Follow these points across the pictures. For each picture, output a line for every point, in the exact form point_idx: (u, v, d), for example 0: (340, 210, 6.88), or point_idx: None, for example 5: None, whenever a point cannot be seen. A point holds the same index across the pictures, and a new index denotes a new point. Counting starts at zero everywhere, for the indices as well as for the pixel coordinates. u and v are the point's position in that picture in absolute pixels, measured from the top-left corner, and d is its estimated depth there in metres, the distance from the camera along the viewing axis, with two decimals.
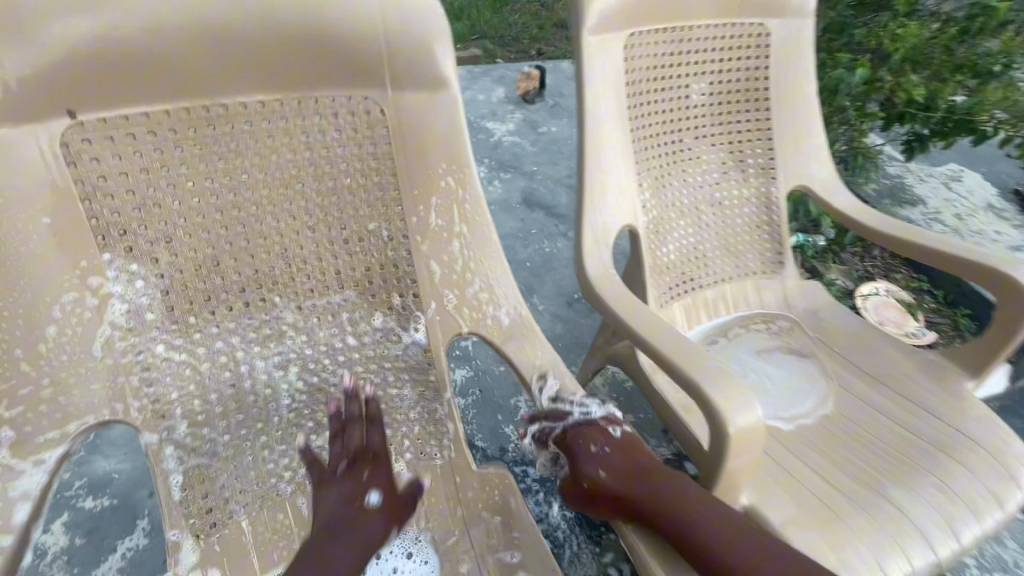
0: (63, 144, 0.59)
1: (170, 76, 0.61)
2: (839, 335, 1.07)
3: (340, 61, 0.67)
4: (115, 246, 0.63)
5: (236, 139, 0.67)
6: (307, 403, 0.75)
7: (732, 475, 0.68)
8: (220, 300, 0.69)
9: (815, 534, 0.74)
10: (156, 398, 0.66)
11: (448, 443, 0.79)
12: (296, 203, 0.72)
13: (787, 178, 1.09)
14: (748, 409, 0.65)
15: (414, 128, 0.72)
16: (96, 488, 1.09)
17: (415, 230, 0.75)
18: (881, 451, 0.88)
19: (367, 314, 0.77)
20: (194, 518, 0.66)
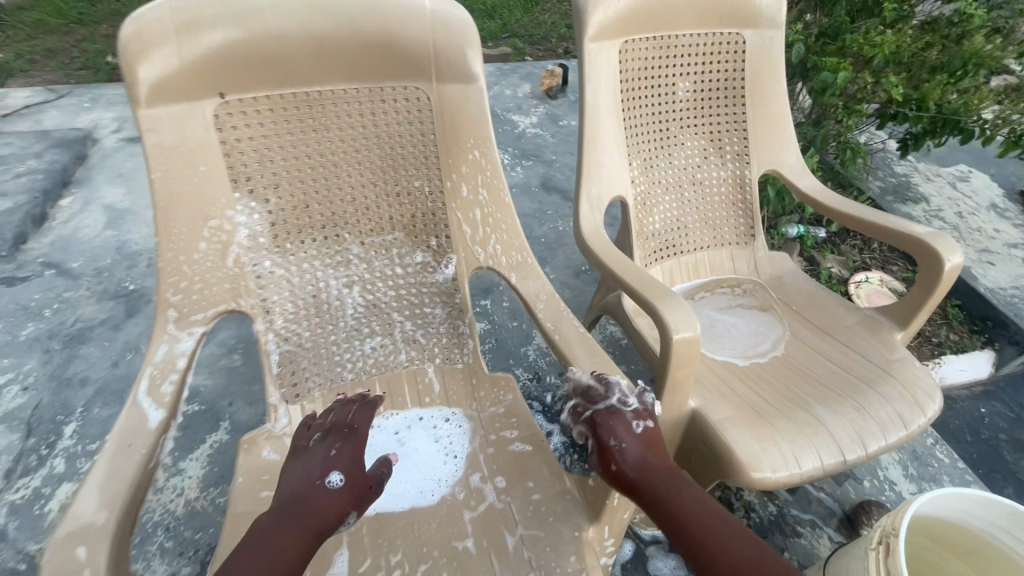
0: (214, 117, 0.84)
1: (286, 69, 0.87)
2: (797, 295, 1.28)
3: (401, 61, 0.92)
4: (242, 188, 0.89)
5: (325, 117, 0.93)
6: (365, 315, 1.02)
7: (677, 377, 0.90)
8: (309, 233, 0.97)
9: (747, 432, 0.93)
10: (263, 299, 0.92)
11: (467, 352, 1.05)
12: (364, 165, 0.99)
13: (759, 164, 1.29)
14: (689, 326, 0.87)
15: (452, 112, 0.97)
16: (188, 396, 1.37)
17: (450, 189, 1.00)
18: (817, 383, 1.07)
19: (410, 251, 1.04)
20: (285, 389, 0.94)
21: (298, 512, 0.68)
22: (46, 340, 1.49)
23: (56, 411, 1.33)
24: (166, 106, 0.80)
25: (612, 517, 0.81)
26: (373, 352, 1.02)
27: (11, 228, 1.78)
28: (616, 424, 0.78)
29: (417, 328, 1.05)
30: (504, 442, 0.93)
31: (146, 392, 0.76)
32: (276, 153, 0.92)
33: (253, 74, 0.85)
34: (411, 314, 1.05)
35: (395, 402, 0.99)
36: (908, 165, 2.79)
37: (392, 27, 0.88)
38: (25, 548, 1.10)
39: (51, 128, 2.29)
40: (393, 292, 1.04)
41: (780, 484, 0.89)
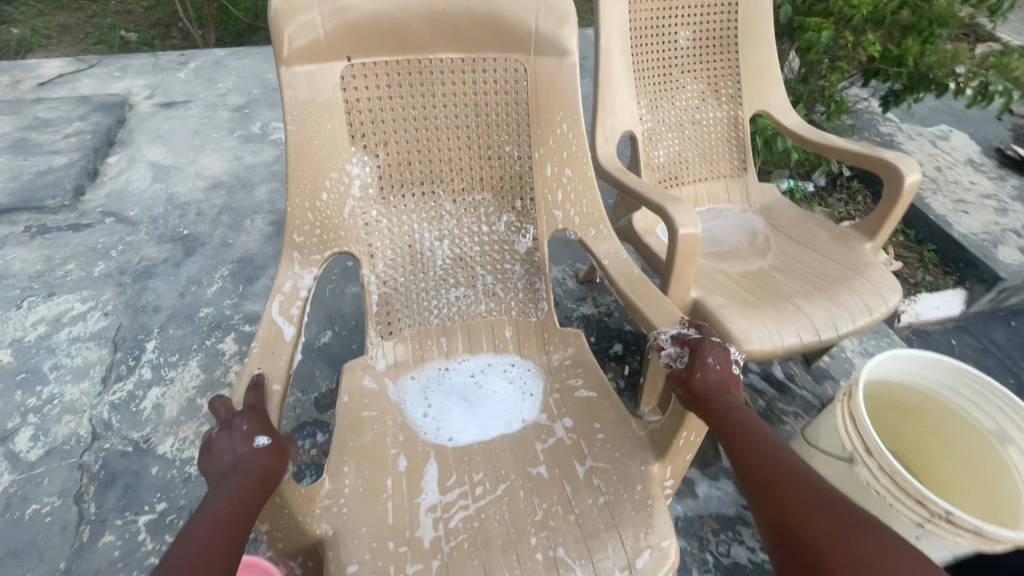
0: (342, 77, 1.06)
1: (407, 41, 1.07)
2: (783, 219, 1.47)
3: (504, 38, 1.11)
4: (358, 144, 1.10)
5: (431, 82, 1.13)
6: (452, 269, 1.20)
7: (682, 264, 1.08)
8: (410, 189, 1.17)
9: (740, 313, 1.13)
10: (368, 245, 1.13)
11: (542, 308, 1.21)
12: (462, 129, 1.17)
13: (750, 106, 1.48)
14: (694, 224, 1.06)
15: (545, 84, 1.14)
16: (250, 319, 1.57)
17: (539, 157, 1.17)
18: (798, 281, 1.27)
19: (497, 212, 1.21)
20: (381, 324, 1.15)
21: (236, 473, 0.70)
22: (118, 276, 1.66)
23: (136, 331, 1.51)
24: (306, 65, 1.02)
25: (676, 458, 0.93)
26: (457, 301, 1.21)
27: (70, 181, 1.94)
28: (717, 349, 0.87)
29: (497, 282, 1.22)
30: (571, 388, 1.08)
31: (279, 310, 0.95)
32: (387, 114, 1.12)
33: (374, 42, 1.06)
34: (493, 268, 1.22)
35: (474, 345, 1.17)
36: (892, 126, 2.94)
37: (495, 7, 1.08)
38: (128, 436, 1.29)
39: (88, 94, 2.43)
40: (478, 248, 1.21)
41: (767, 353, 1.09)
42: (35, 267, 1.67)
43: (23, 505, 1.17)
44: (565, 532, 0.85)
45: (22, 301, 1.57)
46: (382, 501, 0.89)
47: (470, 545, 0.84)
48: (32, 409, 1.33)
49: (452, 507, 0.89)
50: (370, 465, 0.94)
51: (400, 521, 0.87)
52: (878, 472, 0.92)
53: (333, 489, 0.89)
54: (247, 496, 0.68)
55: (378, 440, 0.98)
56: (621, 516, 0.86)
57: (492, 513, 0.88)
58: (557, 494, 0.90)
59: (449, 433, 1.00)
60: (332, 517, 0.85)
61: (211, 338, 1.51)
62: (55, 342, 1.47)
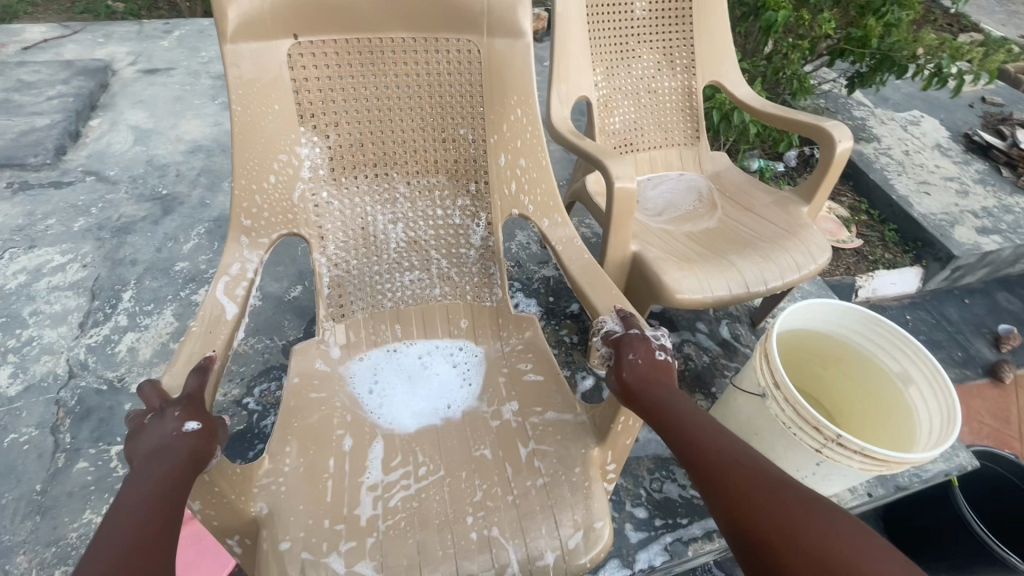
0: (288, 57, 0.91)
1: (355, 18, 0.92)
2: (731, 187, 1.55)
3: (455, 14, 0.95)
4: (307, 124, 0.95)
5: (383, 61, 0.97)
6: (407, 250, 1.07)
7: (618, 217, 1.16)
8: (360, 170, 1.02)
9: (676, 266, 1.21)
10: (320, 227, 0.99)
11: (497, 290, 1.09)
12: (416, 110, 1.01)
13: (703, 77, 1.55)
14: (629, 178, 1.13)
15: (503, 66, 0.98)
16: None
17: (496, 143, 1.02)
18: (735, 240, 1.36)
19: (453, 194, 1.06)
20: (332, 308, 1.03)
21: (157, 460, 0.65)
22: (97, 231, 1.72)
23: (114, 282, 1.58)
24: (247, 44, 0.87)
25: (616, 443, 0.88)
26: (411, 285, 1.08)
27: (52, 140, 1.99)
28: (640, 344, 0.84)
29: (452, 266, 1.09)
30: (519, 373, 1.01)
31: (224, 292, 0.87)
32: (339, 95, 0.97)
33: (322, 18, 0.90)
34: (448, 252, 1.08)
35: (427, 328, 1.07)
36: (865, 110, 3.02)
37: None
38: (103, 375, 1.37)
39: (72, 59, 2.46)
40: (434, 232, 1.07)
41: (696, 302, 1.17)
42: (16, 221, 1.73)
43: (3, 434, 1.24)
44: (501, 514, 0.81)
45: (4, 252, 1.63)
46: (322, 480, 0.83)
47: (407, 524, 0.79)
48: (13, 349, 1.40)
49: (393, 487, 0.84)
50: (313, 445, 0.88)
51: (339, 499, 0.82)
52: (784, 405, 1.00)
53: (273, 467, 0.84)
54: (171, 482, 0.64)
55: (324, 421, 0.91)
56: (557, 498, 0.82)
57: (432, 493, 0.84)
58: (498, 475, 0.86)
59: (394, 414, 0.94)
60: (270, 495, 0.80)
61: (185, 290, 1.58)
62: (36, 290, 1.54)
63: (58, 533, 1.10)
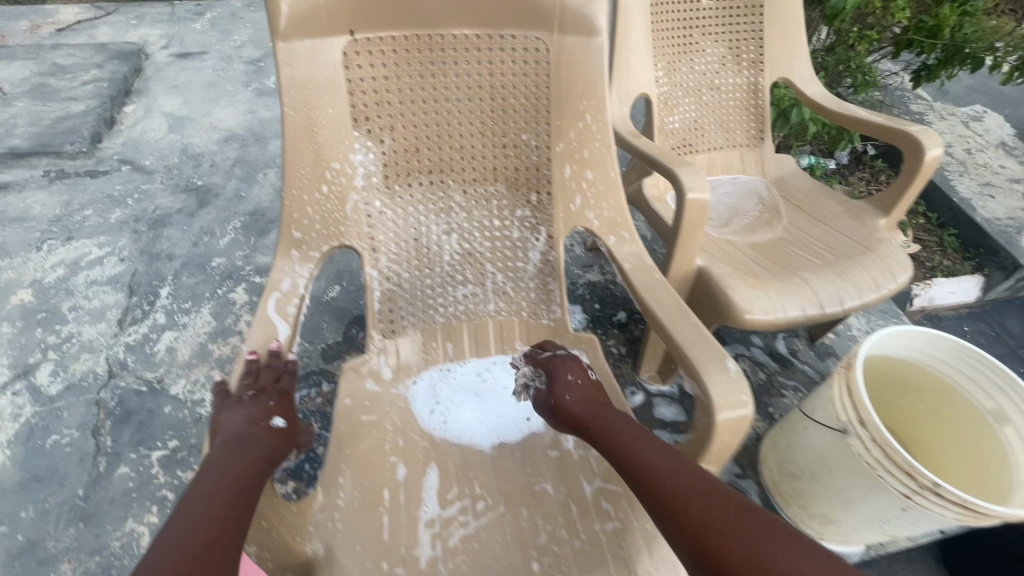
0: (343, 55, 0.83)
1: (415, 12, 0.84)
2: (796, 194, 1.44)
3: (524, 8, 0.85)
4: (361, 128, 0.88)
5: (444, 60, 0.88)
6: (461, 263, 1.00)
7: (687, 232, 1.07)
8: (415, 177, 0.94)
9: (745, 285, 1.12)
10: (372, 238, 0.93)
11: (555, 309, 1.02)
12: (476, 113, 0.93)
13: (772, 74, 1.43)
14: (702, 188, 1.03)
15: (575, 67, 0.89)
16: (260, 271, 1.60)
17: (562, 151, 0.93)
18: (804, 253, 1.26)
19: (511, 205, 0.98)
20: (383, 324, 0.97)
21: (246, 448, 0.68)
22: (133, 223, 1.69)
23: (151, 278, 1.55)
24: (300, 42, 0.80)
25: None
26: (464, 300, 1.01)
27: (87, 127, 1.96)
28: (571, 364, 0.90)
29: (508, 281, 1.01)
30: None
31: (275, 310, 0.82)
32: (395, 97, 0.89)
33: (381, 12, 0.82)
34: (504, 266, 1.01)
35: (479, 346, 1.01)
36: (923, 103, 2.83)
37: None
38: (142, 376, 1.34)
39: (105, 41, 2.42)
40: (489, 245, 1.00)
41: (767, 324, 1.09)
42: (54, 211, 1.71)
43: (45, 435, 1.23)
44: (568, 562, 0.75)
45: (43, 243, 1.61)
46: (378, 516, 0.78)
47: (468, 569, 0.74)
48: (53, 346, 1.38)
49: (451, 524, 0.79)
50: (368, 475, 0.82)
51: (396, 539, 0.76)
52: (870, 443, 0.92)
53: (326, 502, 0.79)
54: (254, 473, 0.66)
55: (376, 448, 0.86)
56: (629, 546, 0.76)
57: (493, 534, 0.78)
58: (563, 517, 0.80)
59: (458, 433, 0.90)
60: (325, 534, 0.75)
61: (222, 287, 1.55)
62: (74, 284, 1.52)
63: (101, 541, 1.09)
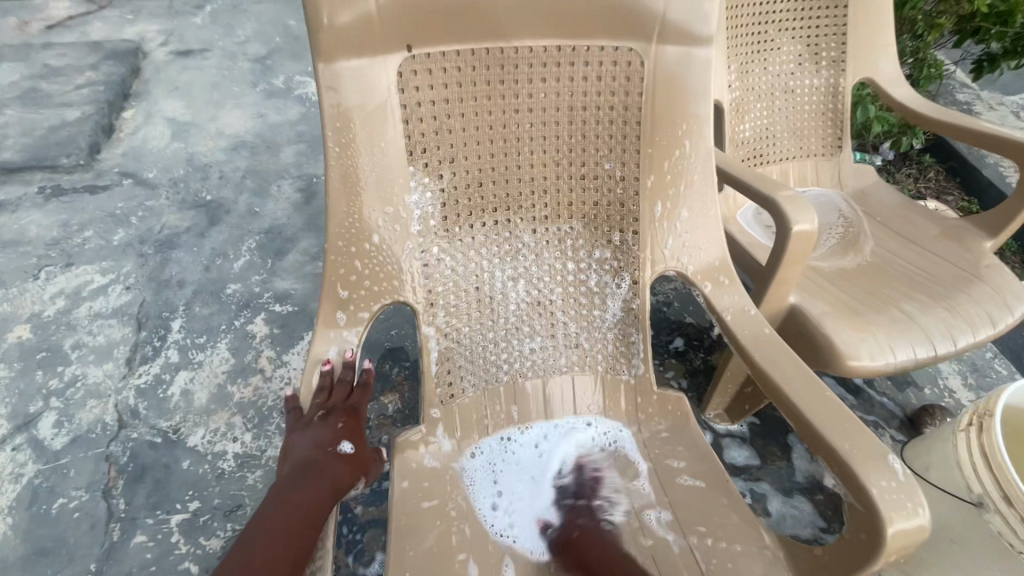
0: (399, 76, 0.68)
1: (486, 21, 0.69)
2: (880, 209, 1.29)
3: (616, 14, 0.70)
4: (418, 162, 0.73)
5: (516, 78, 0.73)
6: (530, 311, 0.85)
7: (785, 269, 0.93)
8: (477, 216, 0.79)
9: (845, 325, 0.98)
10: (429, 290, 0.79)
11: (637, 362, 0.87)
12: (550, 139, 0.78)
13: (854, 73, 1.27)
14: (808, 217, 0.88)
15: (674, 84, 0.74)
16: (280, 298, 1.45)
17: (652, 185, 0.78)
18: (900, 280, 1.11)
19: (589, 245, 0.83)
20: (441, 387, 0.82)
21: (313, 479, 0.67)
22: (139, 245, 1.54)
23: (160, 309, 1.40)
24: (349, 61, 0.66)
25: None
26: (531, 354, 0.87)
27: (84, 137, 1.80)
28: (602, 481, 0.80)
29: (581, 331, 0.87)
30: (670, 473, 0.78)
31: None
32: (457, 123, 0.74)
33: (446, 23, 0.67)
34: (577, 314, 0.86)
35: (548, 407, 0.87)
36: (970, 92, 2.53)
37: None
38: (156, 425, 1.20)
39: (99, 39, 2.25)
40: (561, 291, 0.85)
41: (875, 371, 0.94)
42: (51, 233, 1.56)
43: (50, 498, 1.09)
44: None
45: (40, 271, 1.47)
46: None
47: None
48: (55, 391, 1.25)
49: None
50: None
51: None
52: (1017, 523, 0.79)
53: None
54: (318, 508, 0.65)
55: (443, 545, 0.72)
56: None
57: None
58: None
59: (527, 537, 0.75)
60: None
61: (240, 318, 1.40)
62: (76, 318, 1.37)
63: None
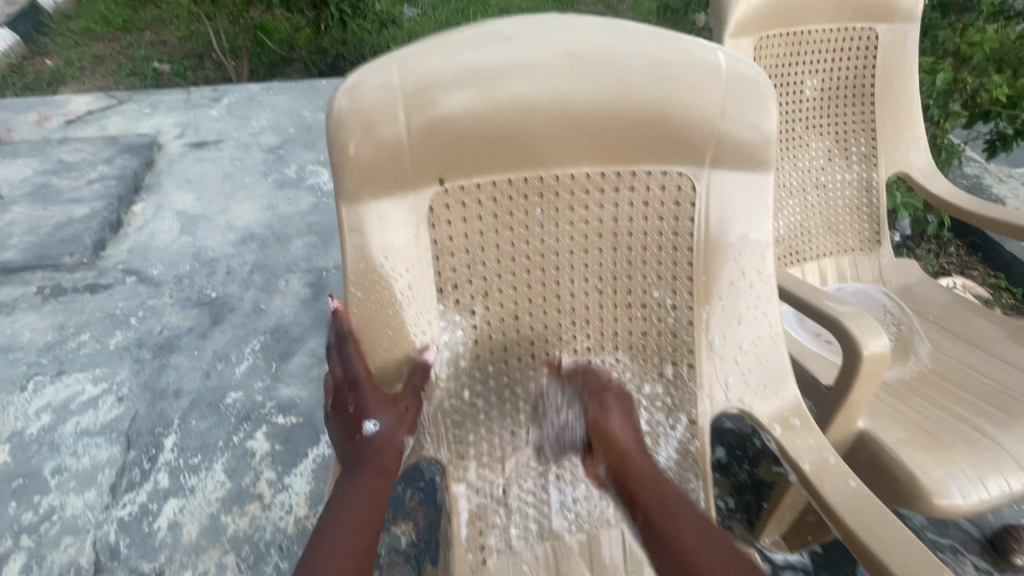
0: (429, 211, 0.63)
1: (524, 151, 0.63)
2: (932, 308, 1.19)
3: (666, 140, 0.64)
4: (448, 298, 0.67)
5: (555, 206, 0.67)
6: (570, 455, 0.75)
7: (856, 395, 0.83)
8: (513, 350, 0.71)
9: (925, 454, 0.86)
10: (457, 441, 0.71)
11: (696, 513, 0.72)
12: (592, 266, 0.70)
13: (887, 167, 1.23)
14: (878, 338, 0.79)
15: (728, 209, 0.68)
16: (284, 408, 1.34)
17: (707, 315, 0.71)
18: (973, 391, 1.01)
19: (637, 379, 0.74)
20: (472, 554, 0.70)
21: (352, 470, 0.62)
22: (136, 350, 1.45)
23: (153, 424, 1.29)
24: (375, 200, 0.60)
25: None
26: (574, 506, 0.75)
27: (90, 234, 1.76)
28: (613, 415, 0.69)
29: None
30: None
31: None
32: (490, 255, 0.67)
33: (481, 154, 0.62)
34: None
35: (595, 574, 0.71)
36: (978, 166, 2.42)
37: (672, 93, 0.61)
38: (137, 569, 1.06)
39: (116, 134, 2.28)
40: None
41: (969, 512, 0.82)
42: (45, 337, 1.48)
43: None
44: None
45: (28, 381, 1.37)
46: None
47: None
48: (28, 527, 1.11)
49: None
50: None
51: None
52: None
53: None
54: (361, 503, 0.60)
55: None
56: None
57: None
58: None
59: None
60: None
61: (239, 432, 1.28)
62: (61, 436, 1.26)
63: None
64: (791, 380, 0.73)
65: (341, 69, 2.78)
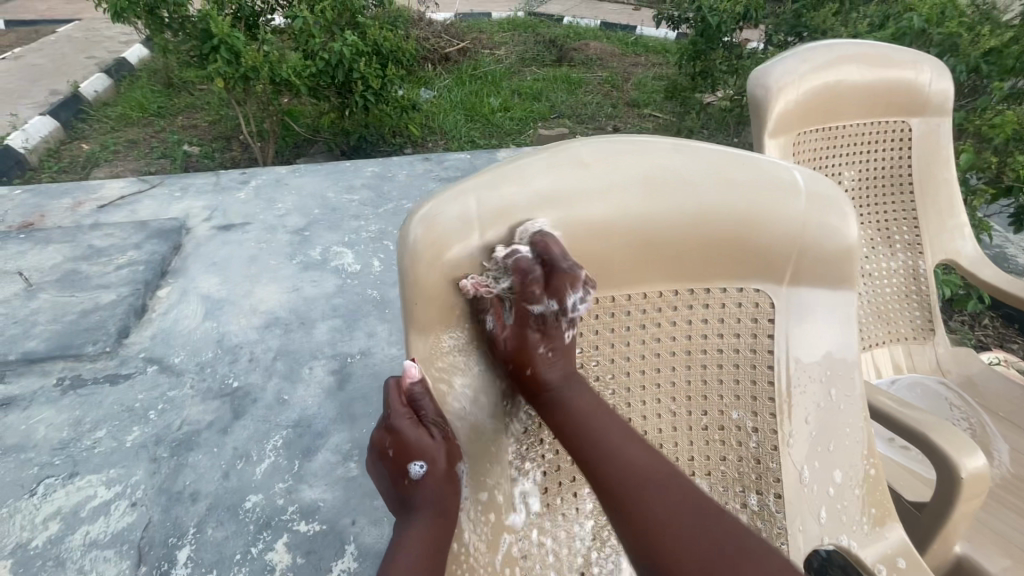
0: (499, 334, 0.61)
1: (597, 270, 0.63)
2: (1001, 401, 1.11)
3: (740, 257, 0.66)
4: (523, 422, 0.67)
5: (628, 325, 0.67)
6: None
7: (953, 519, 0.75)
8: None
9: None
10: None
11: None
12: (664, 386, 0.69)
13: (934, 255, 1.20)
14: (974, 457, 0.74)
15: (804, 327, 0.70)
16: (306, 514, 1.25)
17: (790, 433, 0.70)
18: None
19: (719, 511, 0.71)
20: None
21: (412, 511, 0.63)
22: (153, 447, 1.38)
23: (168, 533, 1.21)
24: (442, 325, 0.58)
25: None
26: None
27: (114, 322, 1.74)
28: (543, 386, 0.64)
29: None
30: None
31: None
32: None
33: None
34: None
35: None
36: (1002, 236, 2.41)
37: (747, 215, 0.63)
38: None
39: (145, 218, 2.32)
40: None
41: None
42: (60, 434, 1.42)
43: None
44: None
45: (38, 484, 1.30)
46: None
47: None
48: None
49: None
50: None
51: None
52: None
53: None
54: (427, 543, 0.62)
55: None
56: None
57: None
58: None
59: None
60: None
61: (258, 543, 1.19)
62: (68, 549, 1.18)
63: None
64: (882, 511, 0.72)
65: (363, 149, 2.86)
